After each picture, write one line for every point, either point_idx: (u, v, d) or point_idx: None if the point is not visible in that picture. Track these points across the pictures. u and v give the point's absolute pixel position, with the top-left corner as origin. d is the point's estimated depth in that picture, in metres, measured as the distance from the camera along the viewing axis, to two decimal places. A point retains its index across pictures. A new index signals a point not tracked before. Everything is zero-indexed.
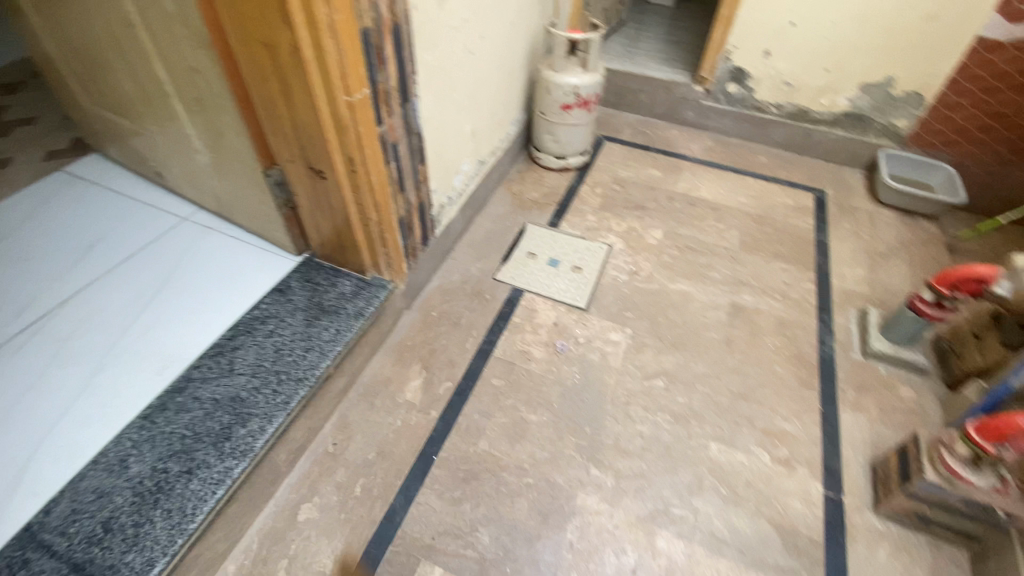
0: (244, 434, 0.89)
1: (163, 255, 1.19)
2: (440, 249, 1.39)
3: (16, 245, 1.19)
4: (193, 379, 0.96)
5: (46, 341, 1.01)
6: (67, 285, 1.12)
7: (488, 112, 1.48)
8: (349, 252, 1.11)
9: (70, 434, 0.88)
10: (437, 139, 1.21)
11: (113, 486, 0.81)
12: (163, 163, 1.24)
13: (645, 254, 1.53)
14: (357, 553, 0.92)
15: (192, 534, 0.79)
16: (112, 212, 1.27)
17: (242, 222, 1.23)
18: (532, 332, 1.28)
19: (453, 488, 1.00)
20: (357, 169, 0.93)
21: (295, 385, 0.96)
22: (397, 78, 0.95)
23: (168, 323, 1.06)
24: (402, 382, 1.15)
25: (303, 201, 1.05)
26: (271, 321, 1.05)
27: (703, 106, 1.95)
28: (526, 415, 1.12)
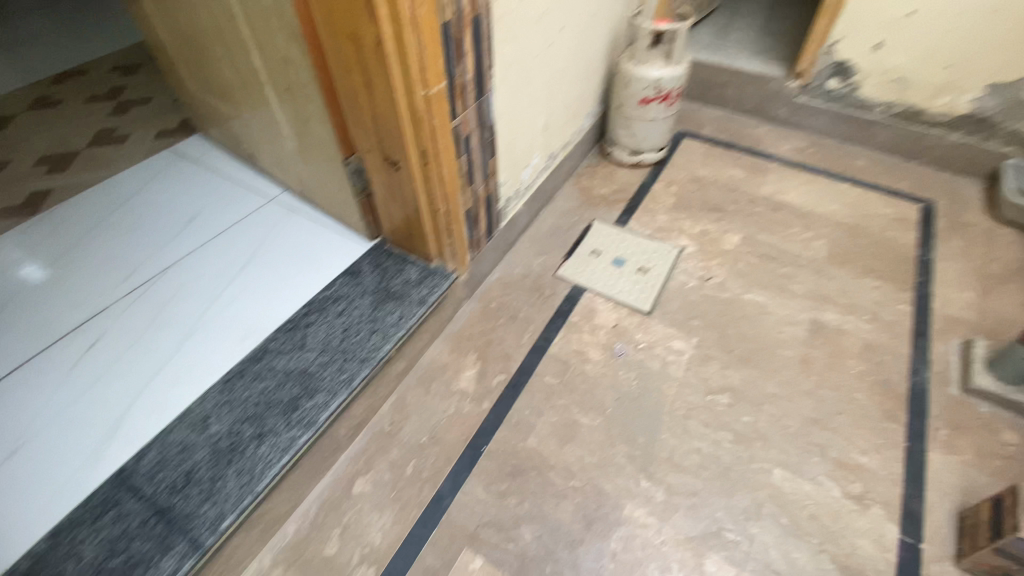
0: (311, 406, 0.95)
1: (250, 232, 1.28)
2: (503, 241, 1.40)
3: (130, 215, 1.33)
4: (269, 351, 1.03)
5: (148, 304, 1.13)
6: (169, 254, 1.24)
7: (562, 105, 1.45)
8: (417, 241, 1.14)
9: (163, 390, 0.98)
10: (510, 132, 1.21)
11: (195, 442, 0.90)
12: (255, 146, 1.33)
13: (717, 259, 1.45)
14: (404, 531, 0.95)
15: (258, 494, 0.86)
16: (211, 190, 1.39)
17: (321, 205, 1.30)
18: (591, 332, 1.26)
19: (500, 481, 1.01)
20: (429, 161, 0.95)
21: (359, 365, 1.01)
22: (474, 71, 0.96)
23: (250, 296, 1.14)
24: (458, 370, 1.17)
25: (377, 189, 1.09)
26: (342, 302, 1.11)
27: (797, 102, 1.80)
28: (578, 417, 1.10)
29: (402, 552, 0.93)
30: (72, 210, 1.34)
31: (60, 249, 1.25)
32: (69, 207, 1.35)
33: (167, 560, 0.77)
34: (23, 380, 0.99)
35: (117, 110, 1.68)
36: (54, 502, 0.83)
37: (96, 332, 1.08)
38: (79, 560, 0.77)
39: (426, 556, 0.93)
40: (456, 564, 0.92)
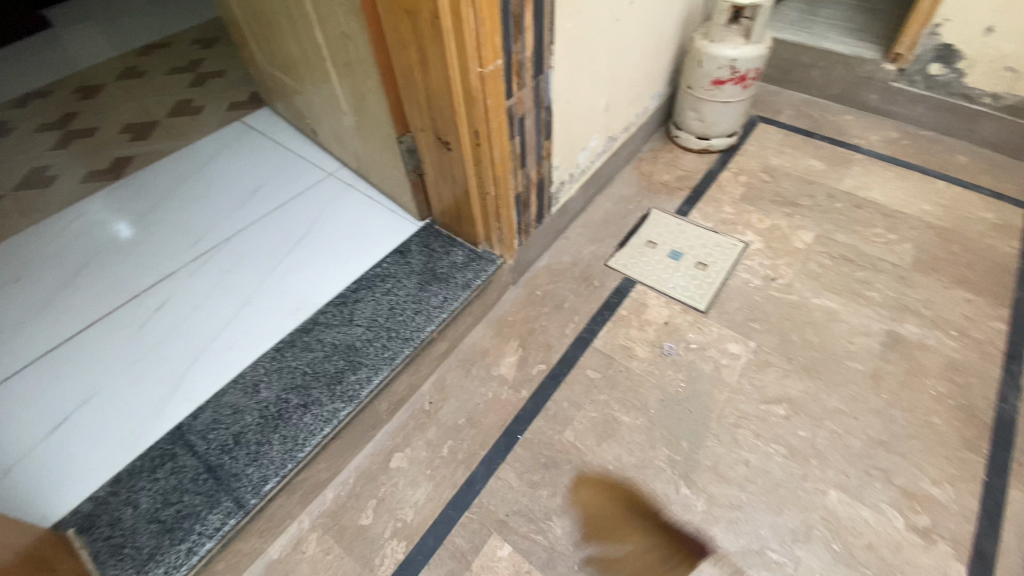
0: (354, 380, 0.97)
1: (308, 206, 1.32)
2: (554, 227, 1.36)
3: (200, 183, 1.40)
4: (318, 323, 1.06)
5: (212, 270, 1.19)
6: (233, 223, 1.29)
7: (627, 85, 1.37)
8: (466, 223, 1.12)
9: (220, 354, 1.03)
10: (568, 113, 1.16)
11: (245, 406, 0.94)
12: (317, 121, 1.35)
13: (785, 258, 1.34)
14: (435, 511, 0.96)
15: (299, 462, 0.89)
16: (275, 162, 1.44)
17: (376, 182, 1.31)
18: (639, 328, 1.21)
19: (534, 471, 1.00)
20: (481, 142, 0.93)
21: (401, 344, 1.02)
22: (533, 49, 0.91)
23: (304, 268, 1.18)
24: (499, 356, 1.16)
25: (429, 168, 1.08)
26: (389, 281, 1.12)
27: (891, 88, 1.61)
28: (618, 415, 1.06)
29: (432, 531, 0.94)
30: (150, 177, 1.43)
31: (138, 212, 1.33)
32: (148, 173, 1.44)
33: (214, 515, 0.82)
34: (101, 334, 1.08)
35: (195, 82, 1.77)
36: (121, 449, 0.90)
37: (164, 293, 1.15)
38: (139, 505, 0.83)
39: (455, 538, 0.93)
40: (484, 550, 0.92)
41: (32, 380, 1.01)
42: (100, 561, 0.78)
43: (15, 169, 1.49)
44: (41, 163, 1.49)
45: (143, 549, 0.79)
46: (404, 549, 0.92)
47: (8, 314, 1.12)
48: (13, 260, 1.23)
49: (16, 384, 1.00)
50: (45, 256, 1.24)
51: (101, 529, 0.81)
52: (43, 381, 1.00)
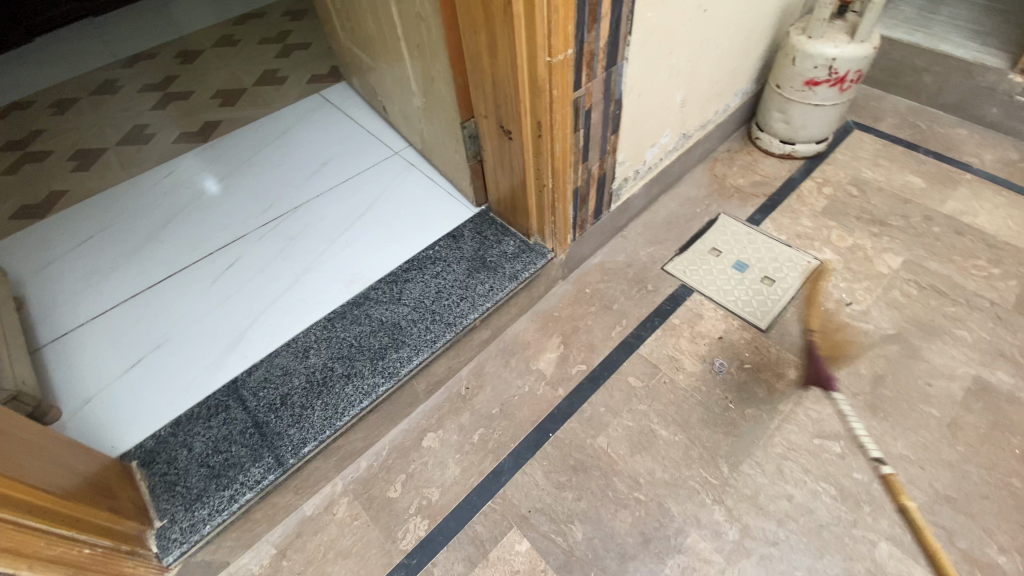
0: (395, 358, 1.00)
1: (372, 182, 1.35)
2: (612, 224, 1.32)
3: (276, 152, 1.47)
4: (369, 299, 1.09)
5: (278, 237, 1.25)
6: (302, 193, 1.35)
7: (707, 80, 1.29)
8: (520, 214, 1.11)
9: (277, 317, 1.09)
10: (638, 108, 1.10)
11: (294, 369, 0.99)
12: (388, 99, 1.38)
13: (864, 282, 1.23)
14: (460, 495, 0.98)
15: (337, 430, 0.93)
16: (346, 137, 1.48)
17: (438, 164, 1.32)
18: (690, 339, 1.16)
19: (561, 472, 0.99)
20: (542, 134, 0.90)
21: (444, 329, 1.03)
22: (607, 39, 0.87)
23: (361, 243, 1.21)
24: (540, 350, 1.15)
25: (489, 155, 1.07)
26: (439, 264, 1.13)
27: (1016, 103, 1.42)
28: (656, 427, 1.03)
29: (454, 515, 0.96)
30: (233, 142, 1.52)
31: (220, 175, 1.42)
32: (232, 138, 1.53)
33: (256, 468, 0.88)
34: (177, 285, 1.17)
35: (282, 52, 1.85)
36: (183, 395, 0.98)
37: (235, 254, 1.22)
38: (193, 448, 0.90)
39: (476, 525, 0.94)
40: (503, 542, 0.92)
41: (116, 322, 1.11)
42: (155, 495, 0.85)
43: (120, 126, 1.63)
44: (142, 122, 1.63)
45: (192, 490, 0.86)
46: (426, 527, 0.95)
47: (102, 258, 1.23)
48: (111, 210, 1.36)
49: (103, 323, 1.11)
50: (137, 208, 1.35)
51: (159, 466, 0.89)
52: (125, 323, 1.11)
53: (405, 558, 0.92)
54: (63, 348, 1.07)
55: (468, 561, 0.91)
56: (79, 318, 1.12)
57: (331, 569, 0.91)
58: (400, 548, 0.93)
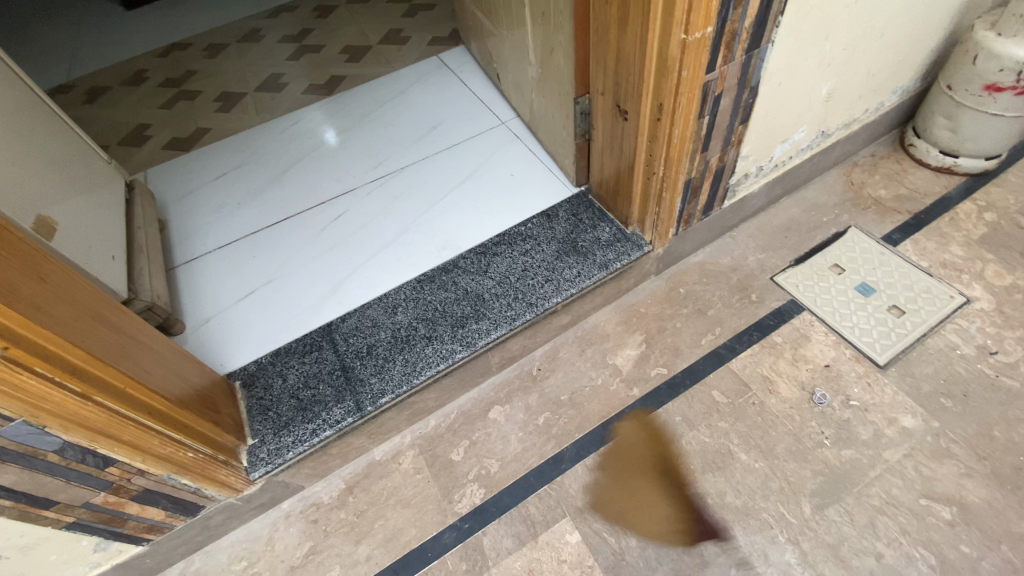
0: (475, 329, 1.01)
1: (476, 151, 1.35)
2: (721, 222, 1.21)
3: (391, 111, 1.52)
4: (458, 267, 1.11)
5: (382, 194, 1.30)
6: (409, 154, 1.39)
7: (863, 73, 1.12)
8: (622, 200, 1.05)
9: (373, 271, 1.14)
10: (776, 98, 0.99)
11: (382, 323, 1.04)
12: (503, 68, 1.36)
13: (1018, 331, 1.04)
14: (517, 473, 0.98)
15: (412, 387, 0.96)
16: (457, 102, 1.49)
17: (543, 139, 1.29)
18: (790, 361, 1.05)
19: (624, 473, 0.95)
20: (662, 118, 0.84)
21: (525, 308, 1.02)
22: (755, 18, 0.78)
23: (458, 210, 1.23)
24: (620, 345, 1.11)
25: (599, 135, 1.02)
26: (530, 242, 1.11)
27: None
28: (735, 449, 0.96)
29: (510, 491, 0.97)
30: (353, 98, 1.59)
31: (338, 128, 1.50)
32: (353, 94, 1.60)
33: (337, 409, 0.94)
34: (290, 228, 1.26)
35: (408, 12, 1.89)
36: (285, 330, 1.07)
37: (342, 206, 1.29)
38: (286, 380, 0.98)
39: (529, 505, 0.94)
40: (554, 528, 0.91)
41: (236, 255, 1.22)
42: (251, 415, 0.94)
43: (259, 73, 1.76)
44: (278, 71, 1.75)
45: (281, 417, 0.94)
46: (481, 496, 0.97)
47: (232, 195, 1.36)
48: (244, 151, 1.48)
49: (226, 253, 1.23)
50: (265, 152, 1.47)
51: (257, 390, 0.97)
52: (244, 256, 1.22)
53: (458, 521, 0.95)
54: (193, 271, 1.20)
55: (517, 539, 0.91)
56: (208, 246, 1.25)
57: (390, 514, 0.97)
58: (455, 510, 0.96)
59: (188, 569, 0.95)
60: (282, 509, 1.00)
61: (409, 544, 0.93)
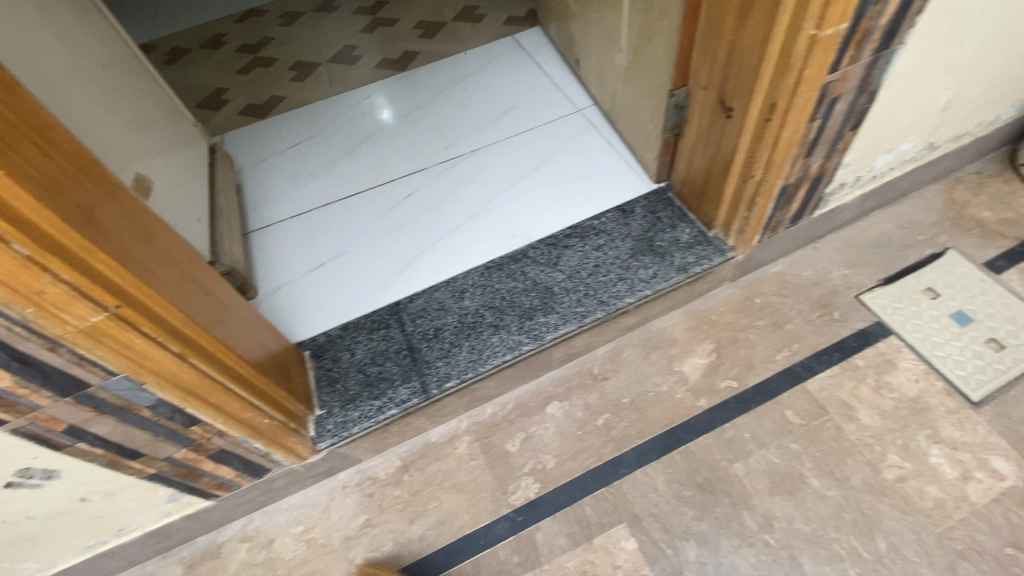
0: (543, 322, 0.98)
1: (550, 137, 1.31)
2: (806, 233, 1.15)
3: (464, 91, 1.49)
4: (527, 257, 1.08)
5: (453, 176, 1.28)
6: (480, 136, 1.36)
7: (987, 81, 1.02)
8: (708, 201, 1.00)
9: (442, 254, 1.13)
10: (893, 104, 0.91)
11: (450, 307, 1.03)
12: (586, 52, 1.30)
13: None
14: (574, 472, 0.97)
15: (477, 375, 0.95)
16: (532, 85, 1.44)
17: (623, 129, 1.23)
18: (873, 388, 0.99)
19: (686, 484, 0.92)
20: (772, 118, 0.78)
21: (596, 306, 0.98)
22: (892, 17, 0.72)
23: (529, 198, 1.19)
24: (688, 352, 1.07)
25: (692, 130, 0.96)
26: (603, 237, 1.07)
27: None
28: (806, 473, 0.91)
29: (566, 489, 0.95)
30: (426, 75, 1.57)
31: (410, 105, 1.48)
32: (426, 72, 1.58)
33: (403, 388, 0.94)
34: (361, 203, 1.26)
35: None
36: (353, 306, 1.08)
37: (413, 185, 1.28)
38: (354, 354, 0.99)
39: (585, 506, 0.93)
40: (610, 532, 0.90)
41: (308, 225, 1.24)
42: (319, 385, 0.95)
43: (333, 44, 1.77)
44: (352, 43, 1.75)
45: (348, 391, 0.94)
46: (536, 491, 0.96)
47: (306, 164, 1.38)
48: (316, 122, 1.49)
49: (299, 222, 1.25)
50: (337, 125, 1.47)
51: (325, 361, 0.98)
52: (315, 228, 1.23)
53: (511, 512, 0.94)
54: (266, 238, 1.23)
55: (571, 538, 0.90)
56: (282, 214, 1.27)
57: (444, 497, 0.97)
58: (509, 502, 0.95)
59: (248, 526, 0.99)
60: (339, 479, 1.02)
61: (462, 529, 0.94)
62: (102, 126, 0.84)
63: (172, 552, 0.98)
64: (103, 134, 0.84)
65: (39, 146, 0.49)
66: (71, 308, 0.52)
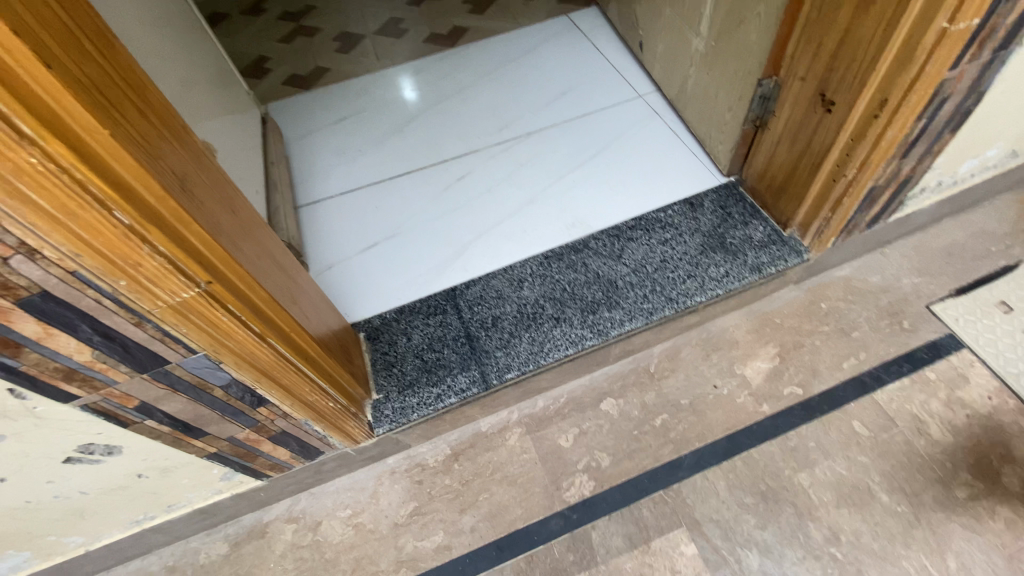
0: (607, 317, 0.95)
1: (610, 123, 1.25)
2: (876, 238, 1.10)
3: (518, 71, 1.43)
4: (589, 247, 1.04)
5: (508, 159, 1.24)
6: (536, 119, 1.31)
7: None
8: (786, 199, 0.95)
9: (498, 240, 1.09)
10: (994, 107, 0.86)
11: (508, 296, 1.00)
12: (652, 35, 1.25)
13: None
14: (630, 471, 0.94)
15: (538, 367, 0.93)
16: (591, 68, 1.38)
17: (690, 119, 1.18)
18: (944, 402, 0.96)
19: (748, 492, 0.90)
20: (880, 115, 0.73)
21: (664, 303, 0.95)
22: (1020, 15, 0.67)
23: (589, 185, 1.15)
24: (750, 355, 1.03)
25: (778, 124, 0.91)
26: (670, 231, 1.03)
27: None
28: (874, 487, 0.88)
29: (622, 488, 0.93)
30: (476, 52, 1.51)
31: (461, 83, 1.43)
32: (477, 49, 1.52)
33: (462, 377, 0.92)
34: (413, 183, 1.23)
35: None
36: (408, 289, 1.05)
37: (466, 166, 1.24)
38: (411, 339, 0.96)
39: (642, 508, 0.90)
40: (669, 536, 0.87)
41: (358, 203, 1.21)
42: (375, 369, 0.93)
43: (379, 16, 1.71)
44: (398, 16, 1.69)
45: (406, 376, 0.92)
46: (591, 488, 0.93)
47: (354, 140, 1.34)
48: (363, 96, 1.45)
49: (349, 200, 1.21)
50: (385, 100, 1.43)
51: (381, 344, 0.96)
52: (366, 206, 1.20)
53: (566, 509, 0.92)
54: (315, 214, 1.20)
55: (628, 539, 0.88)
56: (331, 190, 1.24)
57: (495, 489, 0.95)
58: (563, 498, 0.93)
59: (295, 507, 0.97)
60: (387, 464, 1.00)
61: (515, 524, 0.92)
62: (172, 82, 0.81)
63: (216, 530, 0.97)
64: (172, 90, 0.80)
65: (138, 107, 0.45)
66: (164, 282, 0.49)
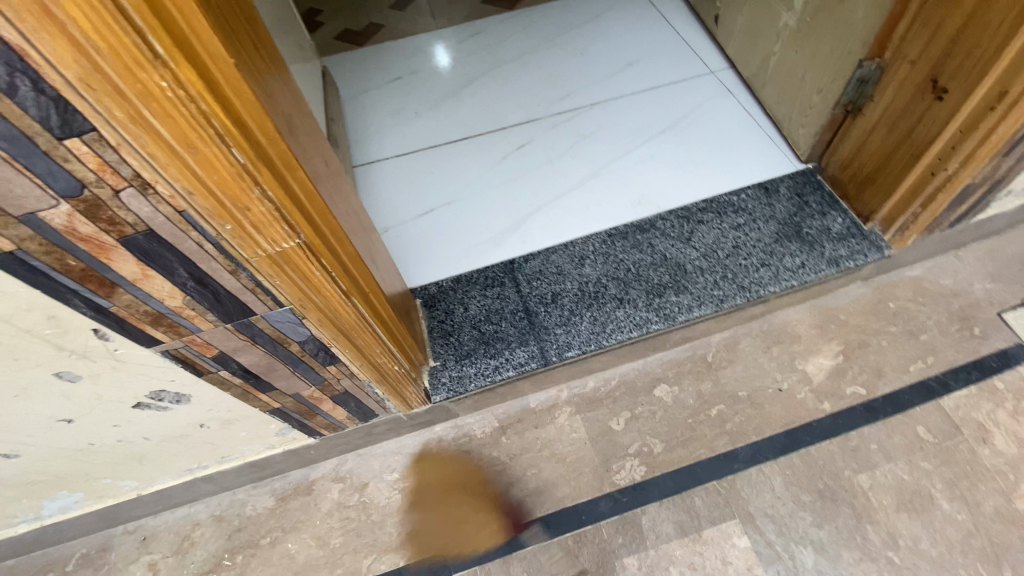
0: (675, 301, 0.92)
1: (680, 100, 1.20)
2: (953, 238, 1.05)
3: (581, 39, 1.37)
4: (655, 227, 1.00)
5: (570, 130, 1.19)
6: (601, 90, 1.25)
7: None
8: (872, 190, 0.91)
9: (559, 214, 1.06)
10: None
11: (568, 272, 0.97)
12: (732, 8, 1.18)
13: None
14: (682, 459, 0.93)
15: (600, 348, 0.90)
16: (660, 40, 1.32)
17: (767, 100, 1.13)
18: (1012, 413, 0.92)
19: (805, 489, 0.88)
20: (997, 108, 0.69)
21: (735, 291, 0.91)
22: None
23: (656, 163, 1.10)
24: (813, 351, 1.00)
25: (873, 111, 0.86)
26: (743, 217, 0.99)
27: None
28: (936, 494, 0.86)
29: (674, 476, 0.91)
30: (537, 17, 1.45)
31: (521, 48, 1.38)
32: (538, 13, 1.46)
33: (520, 351, 0.90)
34: (470, 150, 1.19)
35: None
36: (465, 258, 1.03)
37: (526, 135, 1.20)
38: (468, 309, 0.94)
39: (694, 497, 0.89)
40: (721, 526, 0.86)
41: (414, 166, 1.18)
42: (432, 336, 0.92)
43: None
44: None
45: (463, 346, 0.91)
46: (642, 473, 0.92)
47: (409, 101, 1.30)
48: (419, 56, 1.40)
49: (404, 163, 1.19)
50: (441, 62, 1.38)
51: (438, 312, 0.95)
52: (421, 171, 1.17)
53: (615, 492, 0.91)
54: (369, 175, 1.17)
55: (679, 527, 0.87)
56: (385, 152, 1.21)
57: (542, 465, 0.94)
58: (613, 480, 0.92)
59: (341, 467, 0.98)
60: (434, 432, 0.99)
61: (563, 501, 0.91)
62: None
63: (263, 483, 0.97)
64: None
65: (253, 39, 0.42)
66: (267, 230, 0.47)
